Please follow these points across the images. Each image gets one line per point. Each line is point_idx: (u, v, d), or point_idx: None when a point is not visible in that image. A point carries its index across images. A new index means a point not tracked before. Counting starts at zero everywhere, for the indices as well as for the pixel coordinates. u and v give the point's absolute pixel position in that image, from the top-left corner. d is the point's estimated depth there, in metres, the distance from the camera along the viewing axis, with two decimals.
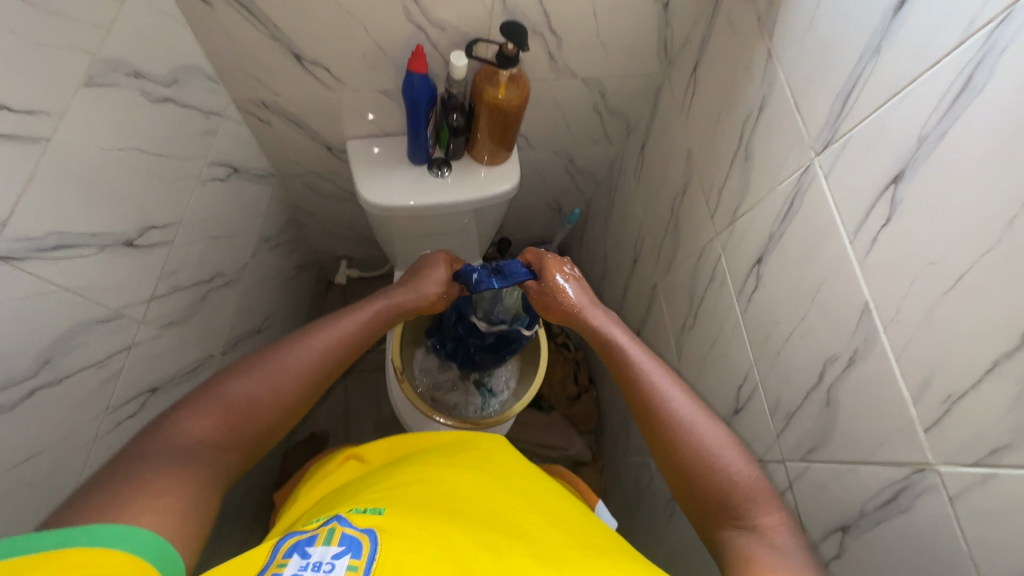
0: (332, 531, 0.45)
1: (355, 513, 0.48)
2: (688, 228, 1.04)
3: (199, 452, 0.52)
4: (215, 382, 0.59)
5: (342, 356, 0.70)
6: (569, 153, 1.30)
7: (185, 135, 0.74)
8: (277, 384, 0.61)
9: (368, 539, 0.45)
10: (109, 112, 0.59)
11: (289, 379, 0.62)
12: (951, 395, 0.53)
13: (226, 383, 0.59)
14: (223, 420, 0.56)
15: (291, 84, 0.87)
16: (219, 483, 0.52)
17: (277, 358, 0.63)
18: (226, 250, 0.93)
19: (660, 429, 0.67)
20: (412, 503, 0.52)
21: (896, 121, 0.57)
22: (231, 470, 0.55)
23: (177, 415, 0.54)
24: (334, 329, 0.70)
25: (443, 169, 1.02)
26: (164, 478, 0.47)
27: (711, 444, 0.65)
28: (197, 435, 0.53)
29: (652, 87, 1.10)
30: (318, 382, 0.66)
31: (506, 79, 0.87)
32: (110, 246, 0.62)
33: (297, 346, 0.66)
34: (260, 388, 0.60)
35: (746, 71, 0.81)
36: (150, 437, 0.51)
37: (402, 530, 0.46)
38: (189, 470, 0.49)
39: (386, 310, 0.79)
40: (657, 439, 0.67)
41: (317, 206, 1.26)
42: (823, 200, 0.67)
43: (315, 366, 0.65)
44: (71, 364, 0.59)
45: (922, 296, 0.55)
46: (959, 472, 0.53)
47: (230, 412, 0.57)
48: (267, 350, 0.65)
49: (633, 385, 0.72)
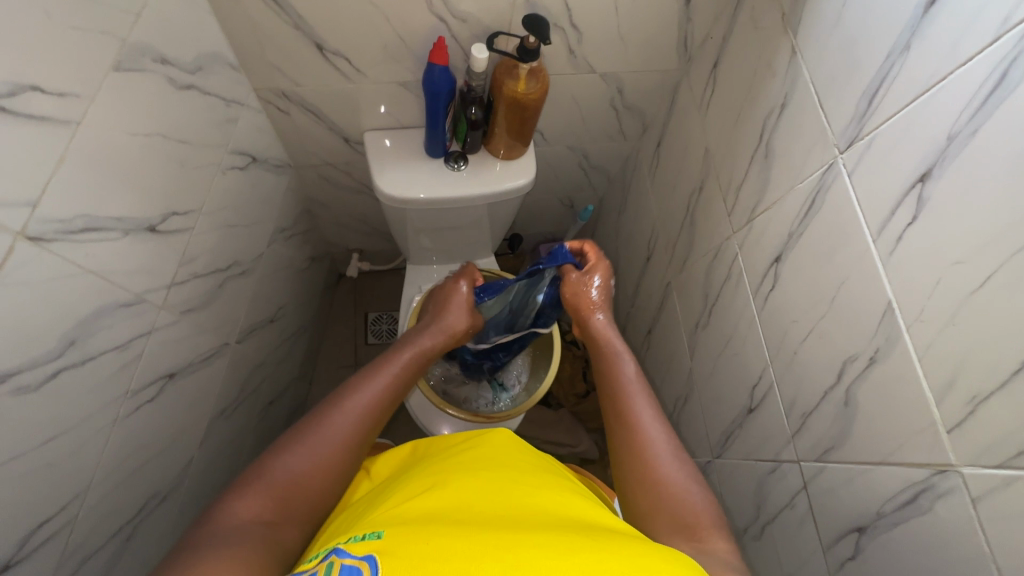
0: (331, 563, 0.46)
1: (355, 540, 0.48)
2: (703, 225, 1.04)
3: (256, 533, 0.57)
4: (264, 461, 0.64)
5: (381, 413, 0.74)
6: (584, 149, 1.30)
7: (207, 123, 0.75)
8: (321, 454, 0.66)
9: (367, 564, 0.44)
10: (136, 97, 0.59)
11: (332, 447, 0.66)
12: (975, 396, 0.52)
13: (275, 460, 0.63)
14: (278, 500, 0.61)
15: (311, 74, 0.87)
16: (280, 559, 0.57)
17: (321, 423, 0.68)
18: (243, 239, 0.93)
19: (635, 449, 0.69)
20: (415, 517, 0.51)
21: (924, 119, 0.56)
22: (289, 543, 0.60)
23: (231, 501, 0.59)
24: (368, 388, 0.74)
25: (459, 162, 1.03)
26: (229, 559, 0.52)
27: (679, 476, 0.65)
28: (256, 513, 0.59)
29: (670, 84, 1.09)
30: (361, 445, 0.69)
31: (526, 73, 0.87)
32: (134, 231, 0.63)
33: (335, 413, 0.69)
34: (308, 462, 0.64)
35: (768, 68, 0.81)
36: (210, 525, 0.56)
37: (400, 549, 0.46)
38: (253, 549, 0.54)
39: (420, 355, 0.83)
40: (626, 458, 0.69)
41: (332, 198, 1.27)
42: (846, 199, 0.67)
43: (355, 431, 0.69)
44: (94, 346, 0.59)
45: (947, 295, 0.54)
46: (982, 474, 0.52)
47: (284, 486, 0.62)
48: (308, 420, 0.69)
49: (623, 403, 0.75)
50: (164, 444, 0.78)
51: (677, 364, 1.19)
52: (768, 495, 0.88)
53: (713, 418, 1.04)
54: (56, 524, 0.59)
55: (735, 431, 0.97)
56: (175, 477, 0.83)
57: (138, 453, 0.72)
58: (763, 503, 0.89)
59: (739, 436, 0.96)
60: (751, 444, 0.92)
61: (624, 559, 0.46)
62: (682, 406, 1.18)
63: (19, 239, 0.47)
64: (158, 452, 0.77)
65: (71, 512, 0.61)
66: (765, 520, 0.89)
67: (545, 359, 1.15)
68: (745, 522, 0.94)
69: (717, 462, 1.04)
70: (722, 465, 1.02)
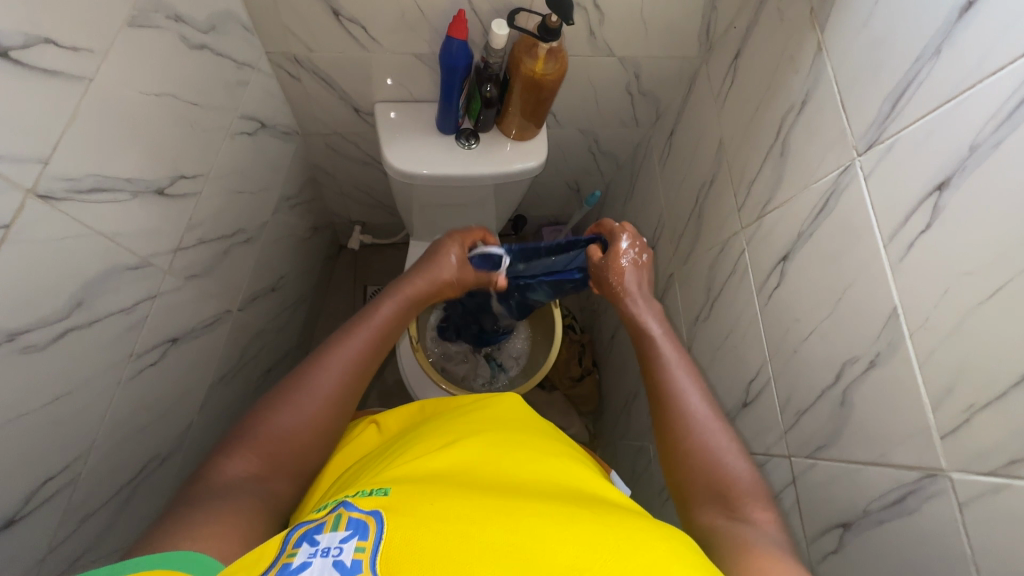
0: (339, 517, 0.46)
1: (363, 495, 0.49)
2: (711, 218, 1.03)
3: (246, 485, 0.58)
4: (250, 422, 0.64)
5: (366, 363, 0.73)
6: (595, 133, 1.28)
7: (218, 85, 0.73)
8: (308, 410, 0.66)
9: (374, 519, 0.45)
10: (149, 55, 0.58)
11: (317, 402, 0.66)
12: (972, 405, 0.53)
13: (259, 419, 0.64)
14: (266, 455, 0.62)
15: (325, 40, 0.85)
16: (274, 508, 0.59)
17: (305, 380, 0.68)
18: (249, 205, 0.92)
19: (679, 418, 0.68)
20: (420, 475, 0.52)
21: (948, 126, 0.56)
22: (285, 493, 0.61)
23: (220, 459, 0.60)
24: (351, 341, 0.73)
25: (470, 140, 1.01)
26: (218, 509, 0.54)
27: (720, 442, 0.66)
28: (248, 467, 0.60)
29: (688, 72, 1.08)
30: (349, 396, 0.70)
31: (545, 53, 0.85)
32: (142, 193, 0.62)
33: (318, 369, 0.69)
34: (292, 418, 0.65)
35: (791, 62, 0.79)
36: (200, 483, 0.58)
37: (405, 506, 0.47)
38: (244, 501, 0.56)
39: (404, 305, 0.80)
40: (669, 427, 0.68)
41: (337, 167, 1.25)
42: (861, 201, 0.67)
43: (339, 383, 0.69)
44: (100, 308, 0.59)
45: (954, 305, 0.55)
46: (971, 480, 0.54)
47: (270, 443, 0.63)
48: (291, 378, 0.69)
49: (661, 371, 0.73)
50: (164, 408, 0.78)
51: None
52: None
53: None
54: (60, 482, 0.59)
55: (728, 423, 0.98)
56: (174, 441, 0.83)
57: (139, 416, 0.72)
58: None
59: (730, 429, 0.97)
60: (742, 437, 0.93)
61: (615, 530, 0.48)
62: None
63: (30, 197, 0.46)
64: (159, 416, 0.78)
65: (74, 470, 0.61)
66: None
67: (545, 345, 1.15)
68: None
69: None
70: None
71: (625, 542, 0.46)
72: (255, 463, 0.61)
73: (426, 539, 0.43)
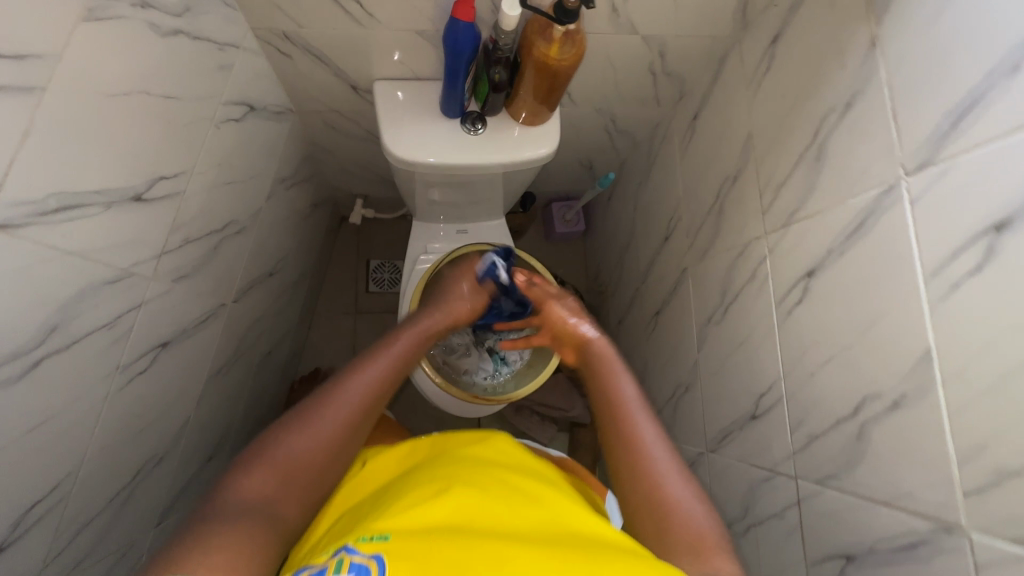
0: (341, 560, 0.45)
1: (363, 540, 0.48)
2: (732, 217, 0.96)
3: (256, 507, 0.55)
4: (269, 439, 0.62)
5: (387, 390, 0.70)
6: (612, 112, 1.19)
7: (197, 73, 0.66)
8: (324, 431, 0.63)
9: (377, 564, 0.44)
10: (112, 50, 0.51)
11: (335, 422, 0.64)
12: (1004, 469, 0.50)
13: (278, 438, 0.61)
14: (282, 476, 0.59)
15: (317, 16, 0.77)
16: (281, 535, 0.56)
17: (326, 398, 0.65)
18: (241, 194, 0.87)
19: (635, 468, 0.65)
20: (420, 524, 0.51)
21: (1017, 159, 0.49)
22: (292, 520, 0.58)
23: (236, 476, 0.58)
24: (373, 364, 0.70)
25: (477, 125, 0.94)
26: (229, 526, 0.51)
27: (678, 492, 0.62)
28: (267, 482, 0.58)
29: (719, 51, 0.98)
30: (367, 418, 0.67)
31: (561, 36, 0.76)
32: (117, 202, 0.57)
33: (340, 385, 0.67)
34: (309, 441, 0.62)
35: (837, 56, 0.71)
36: (215, 500, 0.55)
37: (409, 553, 0.46)
38: (258, 525, 0.53)
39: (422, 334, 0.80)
40: (630, 480, 0.65)
41: (336, 143, 1.18)
42: (903, 228, 0.60)
43: (362, 403, 0.66)
44: (78, 329, 0.56)
45: (996, 361, 0.50)
46: (992, 544, 0.51)
47: (288, 465, 0.60)
48: (313, 396, 0.66)
49: (619, 417, 0.70)
50: (158, 411, 0.77)
51: (680, 352, 1.17)
52: (756, 501, 0.89)
53: (711, 414, 1.03)
54: (50, 502, 0.58)
55: (733, 432, 0.96)
56: (171, 440, 0.83)
57: (132, 423, 0.71)
58: (751, 507, 0.90)
59: (735, 437, 0.95)
60: (748, 449, 0.91)
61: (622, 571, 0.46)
62: (680, 394, 1.17)
63: None
64: (153, 419, 0.76)
65: (65, 488, 0.60)
66: (750, 522, 0.90)
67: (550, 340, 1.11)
68: (729, 519, 0.96)
69: (708, 455, 1.04)
70: (713, 460, 1.02)
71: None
72: (271, 484, 0.58)
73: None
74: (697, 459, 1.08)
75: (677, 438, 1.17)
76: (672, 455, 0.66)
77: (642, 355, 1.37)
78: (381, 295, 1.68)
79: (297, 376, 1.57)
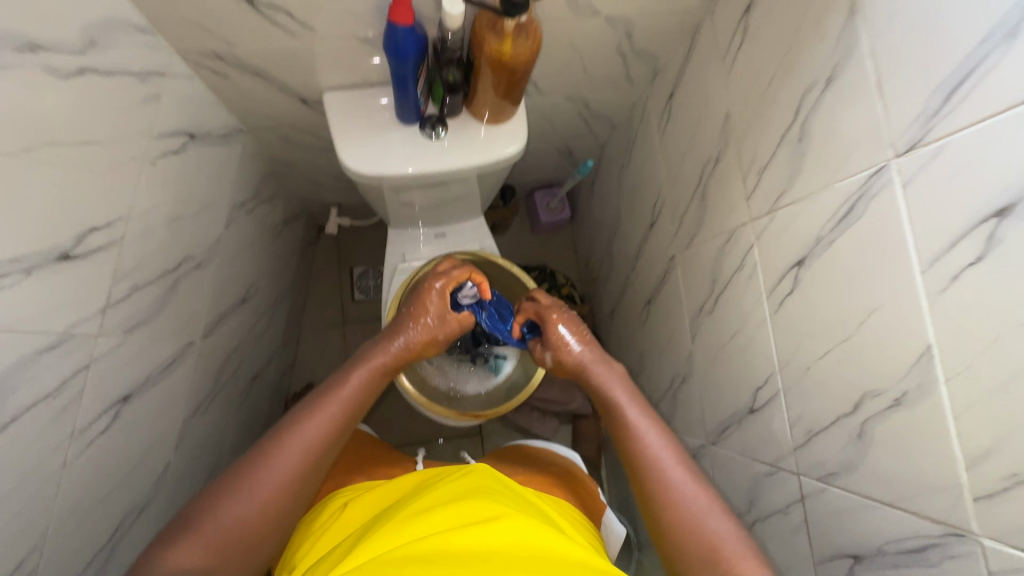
0: None
1: None
2: (716, 203, 0.91)
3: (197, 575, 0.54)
4: (204, 503, 0.59)
5: (330, 448, 0.67)
6: (585, 98, 1.12)
7: (120, 109, 0.61)
8: (260, 494, 0.60)
9: None
10: (6, 103, 0.47)
11: (272, 486, 0.61)
12: (1015, 475, 0.46)
13: (212, 505, 0.59)
14: (212, 546, 0.56)
15: (244, 30, 0.70)
16: None
17: (265, 458, 0.63)
18: (194, 229, 0.82)
19: (671, 524, 0.64)
20: (412, 558, 0.48)
21: (1011, 141, 0.44)
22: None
23: (215, 506, 0.58)
24: (315, 421, 0.67)
25: (438, 129, 0.88)
26: None
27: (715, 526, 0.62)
28: (192, 558, 0.55)
29: (689, 25, 0.91)
30: (314, 476, 0.65)
31: (513, 29, 0.70)
32: (39, 266, 0.53)
33: (279, 451, 0.63)
34: (242, 510, 0.59)
35: (815, 26, 0.64)
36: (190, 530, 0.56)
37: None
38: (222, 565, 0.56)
39: (356, 395, 0.72)
40: (631, 447, 0.70)
41: (298, 157, 1.12)
42: (895, 214, 0.55)
43: (301, 471, 0.63)
44: (19, 405, 0.53)
45: (1003, 360, 0.46)
46: (1005, 551, 0.48)
47: (218, 536, 0.57)
48: (247, 461, 0.63)
49: (646, 467, 0.68)
50: (131, 465, 0.74)
51: (673, 343, 1.12)
52: (760, 495, 0.86)
53: (709, 407, 0.99)
54: None
55: (732, 426, 0.92)
56: (150, 490, 0.80)
57: (101, 483, 0.68)
58: (754, 501, 0.87)
59: (735, 431, 0.91)
60: (748, 444, 0.87)
61: None
62: (676, 386, 1.12)
63: None
64: (127, 473, 0.74)
65: (30, 564, 0.58)
66: (755, 517, 0.88)
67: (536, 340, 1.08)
68: (734, 513, 0.93)
69: (710, 449, 0.99)
70: (715, 452, 0.99)
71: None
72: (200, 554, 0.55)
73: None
74: (698, 452, 1.04)
75: (677, 430, 1.14)
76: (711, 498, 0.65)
77: (637, 345, 1.33)
78: (368, 302, 1.64)
79: (290, 394, 1.54)
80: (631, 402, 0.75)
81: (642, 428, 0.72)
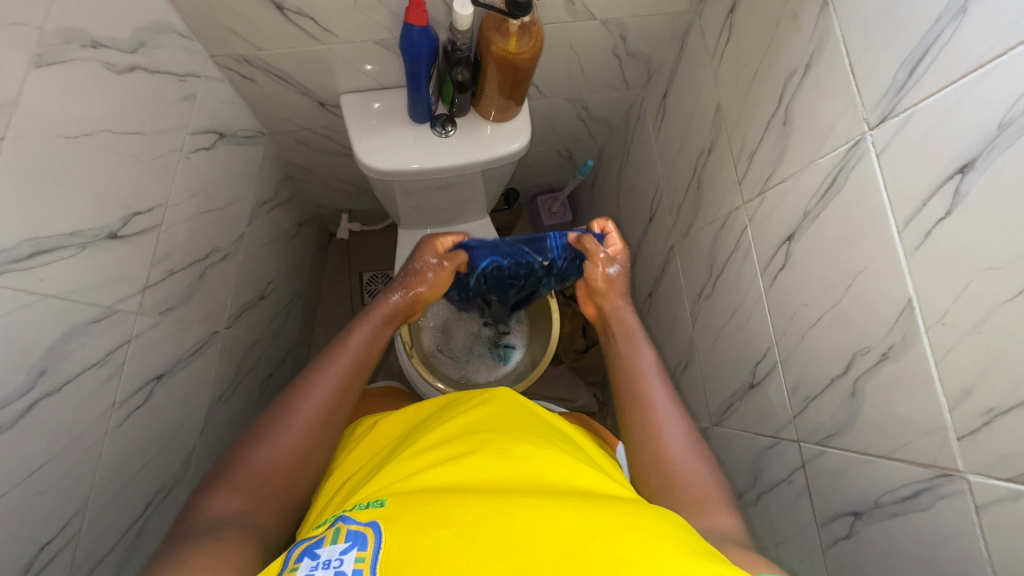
0: (338, 530, 0.44)
1: (360, 508, 0.46)
2: (711, 191, 0.96)
3: (237, 518, 0.55)
4: (235, 453, 0.61)
5: (349, 396, 0.69)
6: (583, 100, 1.19)
7: (162, 105, 0.67)
8: (289, 442, 0.62)
9: (374, 532, 0.43)
10: (69, 93, 0.53)
11: (300, 433, 0.63)
12: (992, 409, 0.50)
13: (244, 454, 0.61)
14: (250, 490, 0.58)
15: (271, 36, 0.77)
16: (263, 543, 0.55)
17: (288, 411, 0.64)
18: (220, 223, 0.87)
19: (658, 468, 0.66)
20: (420, 488, 0.49)
21: (968, 103, 0.49)
22: (272, 527, 0.58)
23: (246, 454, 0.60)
24: (331, 373, 0.69)
25: (447, 127, 0.95)
26: (232, 526, 0.53)
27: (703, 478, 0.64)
28: (233, 504, 0.56)
29: (679, 26, 0.97)
30: (338, 423, 0.67)
31: (517, 29, 0.77)
32: (92, 242, 0.58)
33: (302, 402, 0.65)
34: (276, 454, 0.61)
35: (793, 18, 0.70)
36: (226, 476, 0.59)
37: (403, 516, 0.44)
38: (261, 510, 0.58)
39: (367, 348, 0.73)
40: (637, 394, 0.73)
41: (313, 161, 1.18)
42: (872, 180, 0.60)
43: (325, 421, 0.65)
44: (68, 370, 0.57)
45: (974, 303, 0.51)
46: (989, 484, 0.52)
47: (255, 482, 0.59)
48: (271, 413, 0.65)
49: (645, 412, 0.71)
50: (160, 444, 0.78)
51: (676, 331, 1.16)
52: (764, 468, 0.89)
53: (712, 388, 1.03)
54: (59, 544, 0.60)
55: (735, 403, 0.95)
56: (177, 471, 0.84)
57: (135, 457, 0.72)
58: (759, 475, 0.90)
59: (737, 409, 0.94)
60: (751, 418, 0.90)
61: (605, 515, 0.45)
62: (680, 372, 1.16)
63: None
64: (157, 451, 0.77)
65: (72, 528, 0.61)
66: (760, 490, 0.90)
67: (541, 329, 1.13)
68: (740, 490, 0.96)
69: (715, 430, 1.02)
70: (720, 432, 1.02)
71: (694, 559, 0.41)
72: (239, 498, 0.57)
73: (426, 545, 0.41)
74: (704, 434, 1.07)
75: None
76: (701, 453, 0.67)
77: None
78: None
79: None
80: (649, 355, 0.78)
81: (656, 379, 0.74)
